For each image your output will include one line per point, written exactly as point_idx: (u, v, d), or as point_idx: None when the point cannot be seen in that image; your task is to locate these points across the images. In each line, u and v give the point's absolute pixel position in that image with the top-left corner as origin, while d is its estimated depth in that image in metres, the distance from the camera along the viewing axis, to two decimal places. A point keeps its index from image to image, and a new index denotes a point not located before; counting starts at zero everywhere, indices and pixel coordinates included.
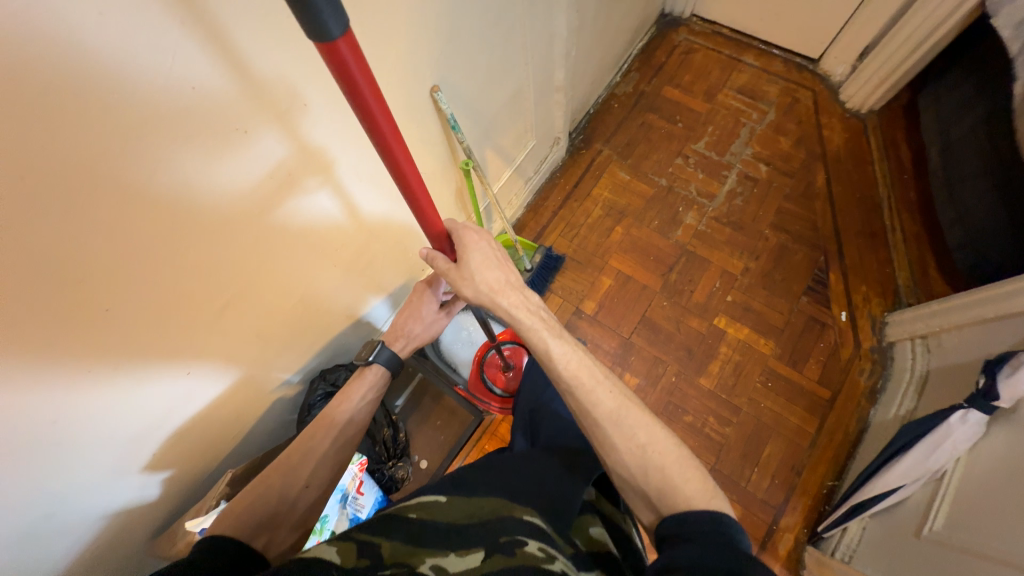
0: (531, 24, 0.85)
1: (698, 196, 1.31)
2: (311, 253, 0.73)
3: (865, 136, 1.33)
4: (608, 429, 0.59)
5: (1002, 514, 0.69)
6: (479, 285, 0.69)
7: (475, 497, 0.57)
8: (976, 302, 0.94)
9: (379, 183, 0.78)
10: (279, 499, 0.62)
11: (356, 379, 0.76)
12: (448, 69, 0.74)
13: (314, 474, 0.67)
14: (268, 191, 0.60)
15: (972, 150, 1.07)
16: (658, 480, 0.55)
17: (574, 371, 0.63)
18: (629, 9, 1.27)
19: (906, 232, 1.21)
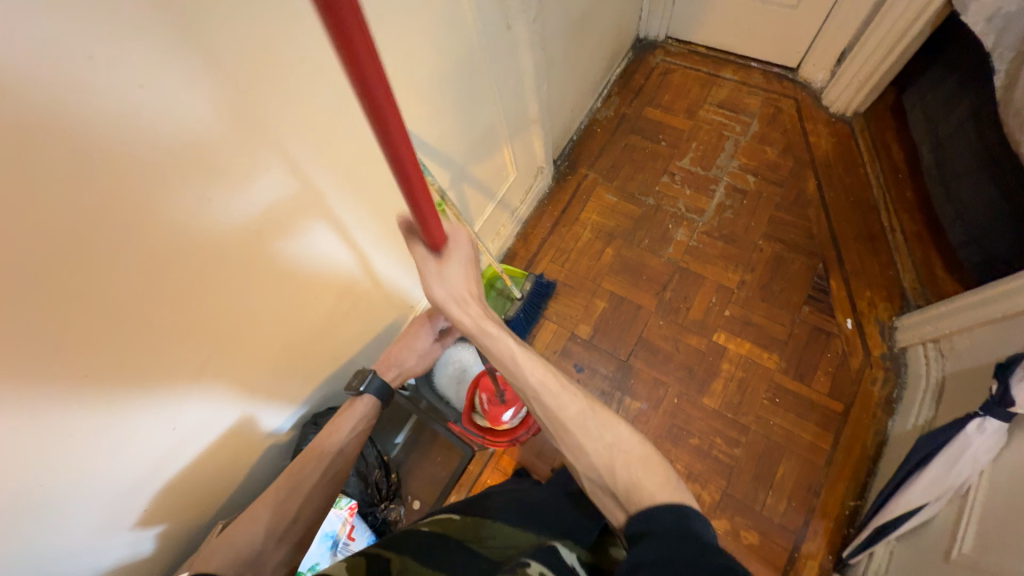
0: (497, 66, 0.89)
1: (686, 212, 1.30)
2: (293, 288, 0.73)
3: (853, 140, 1.31)
4: (576, 430, 0.59)
5: None
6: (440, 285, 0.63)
7: (487, 520, 0.60)
8: (985, 301, 0.89)
9: (357, 221, 0.80)
10: (260, 545, 0.62)
11: (346, 411, 0.76)
12: (415, 118, 0.77)
13: (302, 509, 0.67)
14: (245, 237, 0.62)
15: (964, 145, 1.04)
16: (625, 477, 0.54)
17: (539, 376, 0.63)
18: (601, 40, 1.31)
19: (907, 232, 1.18)
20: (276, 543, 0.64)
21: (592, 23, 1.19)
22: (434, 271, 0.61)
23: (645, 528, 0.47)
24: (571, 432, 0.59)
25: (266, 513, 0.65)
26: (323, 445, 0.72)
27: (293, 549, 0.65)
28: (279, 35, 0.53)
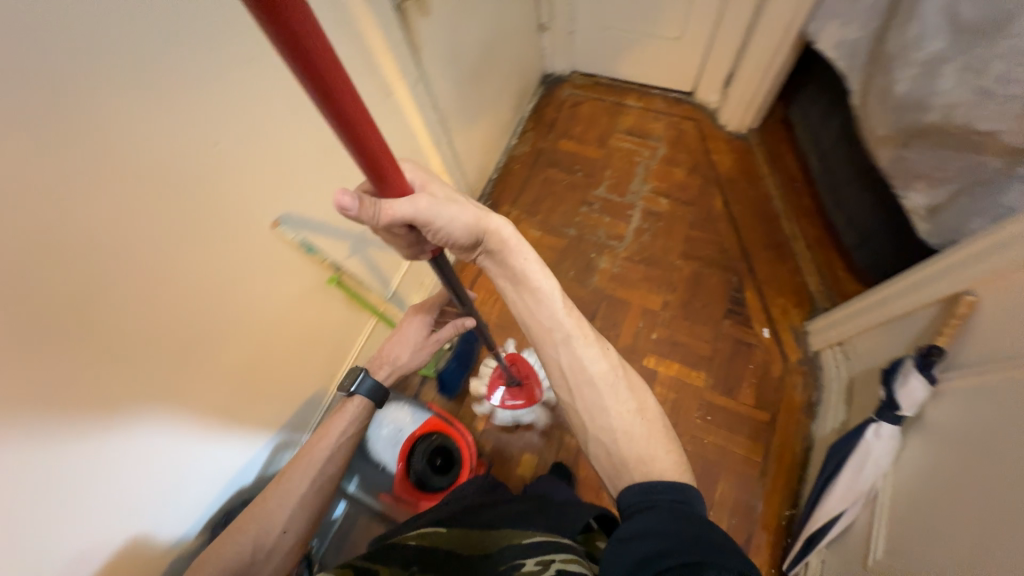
0: (387, 130, 0.89)
1: (607, 239, 1.34)
2: (261, 285, 0.74)
3: (751, 154, 1.38)
4: (602, 391, 0.64)
5: (934, 538, 0.66)
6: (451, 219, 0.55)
7: (472, 532, 0.67)
8: (864, 308, 0.95)
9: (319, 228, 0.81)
10: (256, 551, 0.69)
11: (338, 414, 0.82)
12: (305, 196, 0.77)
13: (291, 520, 0.72)
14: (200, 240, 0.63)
15: (842, 157, 1.12)
16: (641, 446, 0.59)
17: (568, 332, 0.66)
18: (504, 83, 1.34)
19: (807, 237, 1.25)
20: (276, 548, 0.70)
21: (490, 71, 1.22)
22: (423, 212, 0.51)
23: (651, 501, 0.52)
24: (599, 396, 0.63)
25: (255, 527, 0.69)
26: (317, 454, 0.77)
27: (286, 555, 0.71)
28: (119, 151, 0.51)
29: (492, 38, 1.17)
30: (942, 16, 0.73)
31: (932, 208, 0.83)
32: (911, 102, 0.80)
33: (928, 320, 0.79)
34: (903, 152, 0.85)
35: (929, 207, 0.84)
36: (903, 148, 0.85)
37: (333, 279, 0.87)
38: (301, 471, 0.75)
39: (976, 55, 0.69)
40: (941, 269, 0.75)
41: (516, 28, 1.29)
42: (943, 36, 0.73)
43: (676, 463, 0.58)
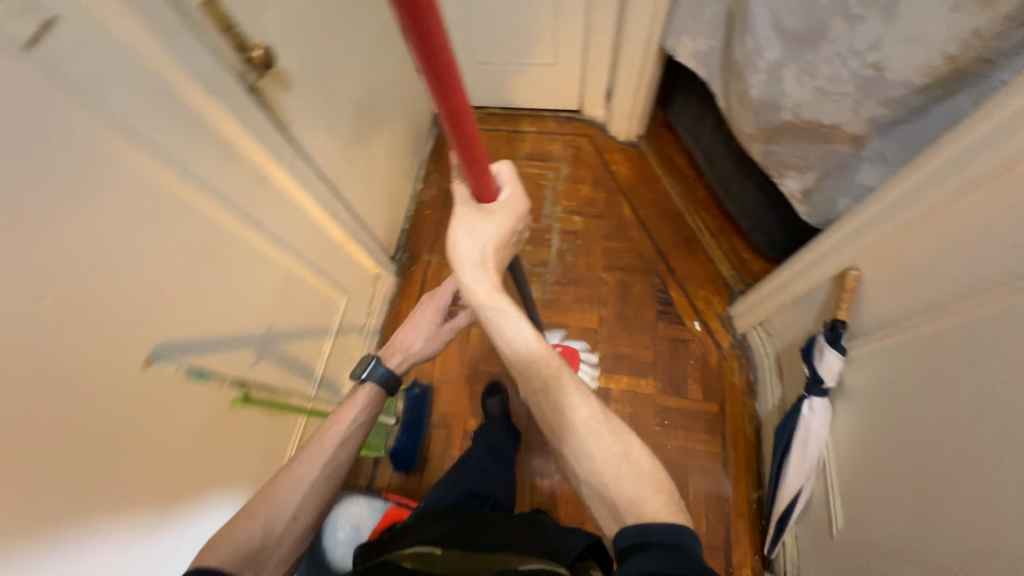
0: (271, 217, 0.80)
1: (533, 267, 1.33)
2: (205, 358, 0.68)
3: (645, 159, 1.46)
4: (586, 439, 0.58)
5: (892, 501, 0.71)
6: (465, 245, 0.60)
7: (471, 556, 0.63)
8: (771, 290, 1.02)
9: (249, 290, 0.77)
10: (254, 544, 0.63)
11: (348, 404, 0.77)
12: (195, 319, 0.66)
13: (301, 505, 0.68)
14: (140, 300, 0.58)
15: (722, 153, 1.21)
16: (632, 489, 0.55)
17: (554, 374, 0.60)
18: (394, 132, 1.29)
19: (710, 228, 1.33)
20: (276, 545, 0.65)
21: (376, 125, 1.16)
22: (466, 220, 0.60)
23: (645, 542, 0.49)
24: (583, 441, 0.58)
25: (265, 510, 0.65)
26: (330, 442, 0.72)
27: (293, 546, 0.66)
28: None
29: (370, 92, 1.12)
30: (773, 27, 0.80)
31: (807, 193, 0.91)
32: (767, 103, 0.87)
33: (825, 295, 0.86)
34: (771, 147, 0.92)
35: (804, 191, 0.91)
36: (770, 144, 0.92)
37: (237, 399, 0.76)
38: (308, 460, 0.70)
39: (809, 59, 0.76)
40: (825, 250, 0.82)
41: (395, 77, 1.25)
42: (778, 45, 0.81)
43: (666, 505, 0.55)
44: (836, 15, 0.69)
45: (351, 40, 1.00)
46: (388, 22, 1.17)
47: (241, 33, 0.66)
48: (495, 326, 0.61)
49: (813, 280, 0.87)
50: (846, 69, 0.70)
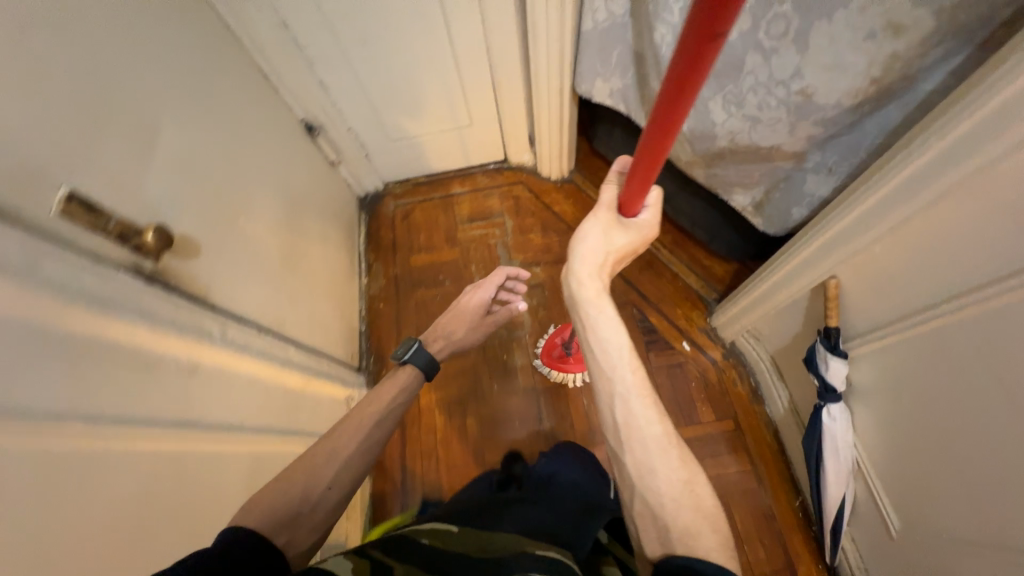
0: (212, 404, 0.66)
1: (510, 333, 1.25)
2: (231, 385, 0.70)
3: (583, 192, 1.44)
4: (651, 453, 0.58)
5: (946, 498, 0.69)
6: (592, 242, 0.68)
7: (485, 531, 0.63)
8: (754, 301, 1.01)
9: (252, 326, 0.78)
10: (295, 506, 0.64)
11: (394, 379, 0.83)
12: (199, 469, 0.62)
13: (336, 478, 0.69)
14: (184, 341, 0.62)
15: (660, 176, 1.22)
16: (687, 515, 0.54)
17: (640, 396, 0.61)
18: (324, 238, 1.18)
19: (667, 244, 1.34)
20: (316, 511, 0.66)
21: (304, 240, 1.05)
22: (604, 223, 0.68)
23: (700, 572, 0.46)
24: (652, 458, 0.57)
25: (304, 478, 0.67)
26: (372, 414, 0.76)
27: (330, 513, 0.68)
28: None
29: (289, 210, 1.01)
30: None
31: (758, 204, 0.91)
32: (701, 134, 0.87)
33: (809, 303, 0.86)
34: (714, 171, 0.92)
35: (754, 204, 0.92)
36: (712, 168, 0.92)
37: None
38: (352, 431, 0.73)
39: (732, 91, 0.76)
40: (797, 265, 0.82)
41: (309, 182, 1.15)
42: None
43: (723, 543, 0.52)
44: (749, 50, 0.70)
45: (253, 166, 0.89)
46: (288, 129, 1.07)
47: (124, 218, 0.56)
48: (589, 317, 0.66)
49: (794, 291, 0.86)
50: (773, 97, 0.70)
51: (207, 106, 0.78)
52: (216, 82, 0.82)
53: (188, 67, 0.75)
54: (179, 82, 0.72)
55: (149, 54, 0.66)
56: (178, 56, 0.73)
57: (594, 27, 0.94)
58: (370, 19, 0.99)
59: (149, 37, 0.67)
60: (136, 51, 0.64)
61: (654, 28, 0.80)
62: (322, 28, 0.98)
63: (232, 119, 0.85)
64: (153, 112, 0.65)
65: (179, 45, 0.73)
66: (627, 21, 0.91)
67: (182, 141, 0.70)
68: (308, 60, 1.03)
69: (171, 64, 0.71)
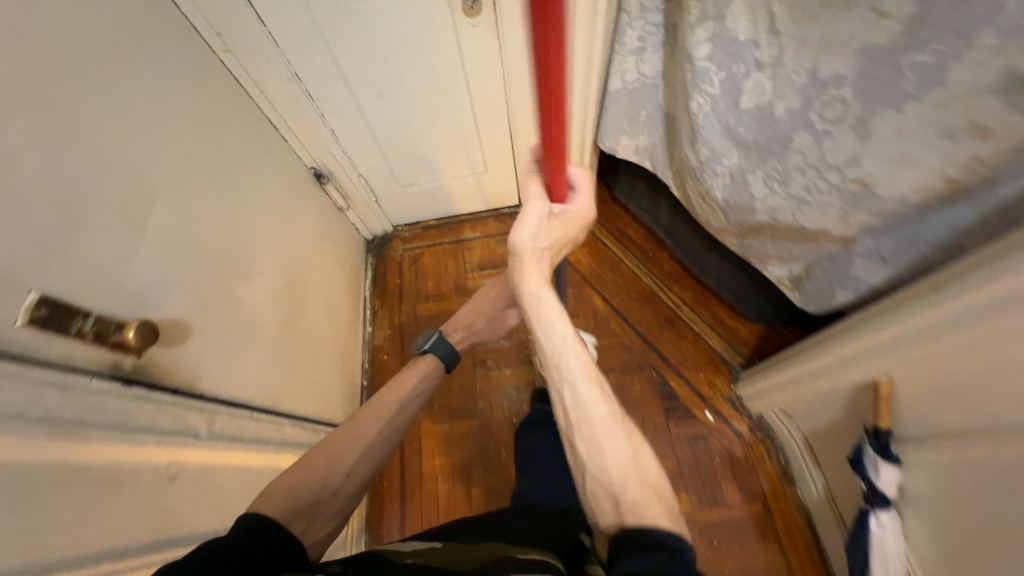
0: (193, 512, 0.59)
1: (520, 394, 1.18)
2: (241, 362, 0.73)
3: (601, 241, 1.38)
4: (602, 436, 0.56)
5: None
6: (530, 235, 0.63)
7: (462, 550, 0.59)
8: (788, 379, 0.92)
9: (253, 326, 0.78)
10: (316, 493, 0.64)
11: (413, 370, 0.84)
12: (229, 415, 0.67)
13: (357, 465, 0.69)
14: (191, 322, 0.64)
15: (685, 233, 1.15)
16: (636, 491, 0.54)
17: (587, 379, 0.59)
18: (329, 290, 1.12)
19: (689, 301, 1.26)
20: (335, 499, 0.66)
21: (307, 297, 0.99)
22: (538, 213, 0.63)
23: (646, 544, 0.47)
24: (598, 433, 0.56)
25: (324, 463, 0.66)
26: (394, 402, 0.76)
27: (347, 501, 0.67)
28: None
29: (291, 268, 0.95)
30: (725, 136, 0.74)
31: (795, 278, 0.85)
32: (737, 205, 0.81)
33: (850, 397, 0.78)
34: (748, 242, 0.86)
35: (791, 277, 0.85)
36: (746, 239, 0.86)
37: None
38: (373, 419, 0.73)
39: (775, 167, 0.70)
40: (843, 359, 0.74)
41: (315, 232, 1.10)
42: (735, 152, 0.75)
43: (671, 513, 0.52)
44: (798, 129, 0.64)
45: (255, 226, 0.84)
46: (296, 179, 1.03)
47: (102, 316, 0.50)
48: (534, 309, 0.63)
49: (838, 382, 0.78)
50: (824, 181, 0.64)
51: (206, 170, 0.73)
52: (220, 142, 0.78)
53: (188, 132, 0.70)
54: (174, 150, 0.67)
55: (141, 126, 0.62)
56: (177, 121, 0.68)
57: (623, 87, 0.89)
58: (383, 70, 0.94)
59: (142, 108, 0.62)
60: (125, 125, 0.59)
61: (689, 96, 0.74)
62: (333, 80, 0.94)
63: (235, 178, 0.80)
64: (143, 189, 0.60)
65: (178, 110, 0.69)
66: (658, 82, 0.86)
67: (175, 214, 0.65)
68: (318, 110, 0.99)
69: (167, 132, 0.66)
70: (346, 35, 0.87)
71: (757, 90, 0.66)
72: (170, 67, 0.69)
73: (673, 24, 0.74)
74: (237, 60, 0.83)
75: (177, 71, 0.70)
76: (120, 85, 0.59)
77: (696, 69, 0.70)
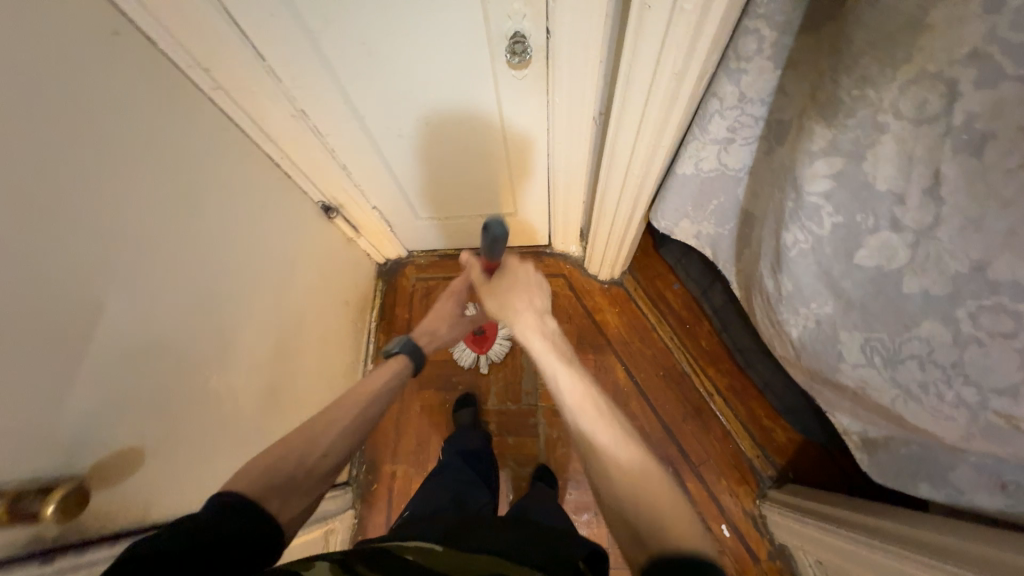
0: None
1: (521, 468, 1.11)
2: (207, 413, 0.66)
3: (633, 302, 1.23)
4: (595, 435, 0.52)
5: None
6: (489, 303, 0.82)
7: (473, 557, 0.48)
8: (830, 545, 0.79)
9: (221, 390, 0.69)
10: (287, 466, 0.54)
11: (384, 369, 0.76)
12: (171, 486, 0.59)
13: (332, 444, 0.60)
14: (140, 411, 0.55)
15: (734, 323, 1.00)
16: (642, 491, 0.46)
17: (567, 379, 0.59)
18: (326, 336, 1.03)
19: (723, 390, 1.13)
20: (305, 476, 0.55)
21: (298, 356, 0.90)
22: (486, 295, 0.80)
23: None
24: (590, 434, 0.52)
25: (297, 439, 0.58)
26: (369, 390, 0.69)
27: (320, 482, 0.57)
28: None
29: (282, 326, 0.85)
30: (821, 282, 0.57)
31: (868, 440, 0.70)
32: (815, 353, 0.65)
33: None
34: (816, 386, 0.71)
35: (863, 436, 0.71)
36: (814, 383, 0.71)
37: None
38: (348, 404, 0.65)
39: (883, 340, 0.54)
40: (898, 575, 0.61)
41: (314, 275, 0.98)
42: (830, 302, 0.58)
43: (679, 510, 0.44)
44: (932, 318, 0.47)
45: (242, 293, 0.74)
46: (297, 218, 0.92)
47: (18, 490, 0.41)
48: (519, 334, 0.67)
49: None
50: (953, 394, 0.48)
51: (181, 245, 0.62)
52: (201, 203, 0.66)
53: (159, 204, 0.59)
54: (138, 235, 0.56)
55: (94, 218, 0.50)
56: (144, 196, 0.57)
57: (695, 174, 0.72)
58: (407, 109, 0.79)
59: (99, 193, 0.51)
60: (72, 223, 0.48)
61: (785, 224, 0.57)
62: (346, 117, 0.80)
63: (219, 240, 0.70)
64: (92, 299, 0.50)
65: (148, 179, 0.57)
66: (742, 176, 0.68)
67: (135, 316, 0.55)
68: (328, 145, 0.86)
69: (131, 214, 0.55)
70: (363, 75, 0.72)
71: (885, 251, 0.49)
72: (142, 127, 0.57)
73: (782, 126, 0.56)
74: (230, 97, 0.69)
75: (149, 129, 0.58)
76: (67, 173, 0.48)
77: (803, 201, 0.52)
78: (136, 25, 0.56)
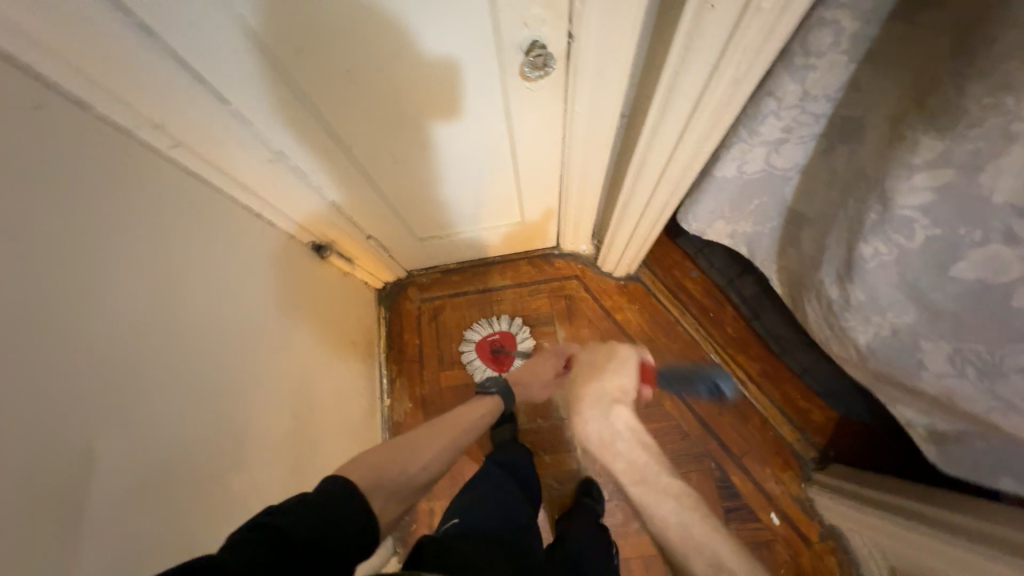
0: None
1: (562, 485, 1.07)
2: (233, 520, 0.58)
3: (652, 296, 1.18)
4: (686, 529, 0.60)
5: None
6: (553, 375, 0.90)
7: None
8: (891, 533, 0.79)
9: (243, 487, 0.61)
10: (395, 471, 0.59)
11: (477, 404, 0.80)
12: None
13: (430, 461, 0.65)
14: (156, 550, 0.47)
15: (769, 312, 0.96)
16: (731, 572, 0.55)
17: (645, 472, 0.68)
18: (337, 386, 0.95)
19: (755, 377, 1.09)
20: (405, 482, 0.60)
21: (314, 418, 0.82)
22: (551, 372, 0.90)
23: None
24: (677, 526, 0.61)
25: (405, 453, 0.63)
26: (460, 421, 0.74)
27: (409, 495, 0.60)
28: None
29: (292, 394, 0.77)
30: (902, 292, 0.52)
31: (936, 432, 0.67)
32: (887, 359, 0.60)
33: None
34: (880, 387, 0.67)
35: (930, 428, 0.68)
36: (879, 384, 0.67)
37: None
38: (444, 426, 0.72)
39: (979, 352, 0.49)
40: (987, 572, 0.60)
41: (316, 323, 0.89)
42: (911, 312, 0.53)
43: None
44: None
45: (245, 374, 0.65)
46: (291, 267, 0.82)
47: None
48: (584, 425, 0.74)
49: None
50: None
51: (169, 345, 0.53)
52: (184, 288, 0.56)
53: (134, 306, 0.49)
54: (116, 352, 0.46)
55: (54, 354, 0.40)
56: (112, 302, 0.47)
57: (736, 177, 0.65)
58: (399, 134, 0.69)
59: (57, 317, 0.41)
60: (24, 362, 0.38)
61: (863, 235, 0.51)
62: (334, 153, 0.70)
63: (213, 322, 0.60)
64: (71, 448, 0.41)
65: (114, 281, 0.47)
66: (792, 175, 0.62)
67: (129, 446, 0.46)
68: (313, 183, 0.75)
69: (102, 329, 0.45)
70: (347, 105, 0.61)
71: (992, 265, 0.43)
72: (94, 217, 0.46)
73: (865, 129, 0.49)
74: (196, 152, 0.58)
75: (105, 217, 0.47)
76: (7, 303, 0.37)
77: (892, 214, 0.46)
78: (62, 88, 0.44)
